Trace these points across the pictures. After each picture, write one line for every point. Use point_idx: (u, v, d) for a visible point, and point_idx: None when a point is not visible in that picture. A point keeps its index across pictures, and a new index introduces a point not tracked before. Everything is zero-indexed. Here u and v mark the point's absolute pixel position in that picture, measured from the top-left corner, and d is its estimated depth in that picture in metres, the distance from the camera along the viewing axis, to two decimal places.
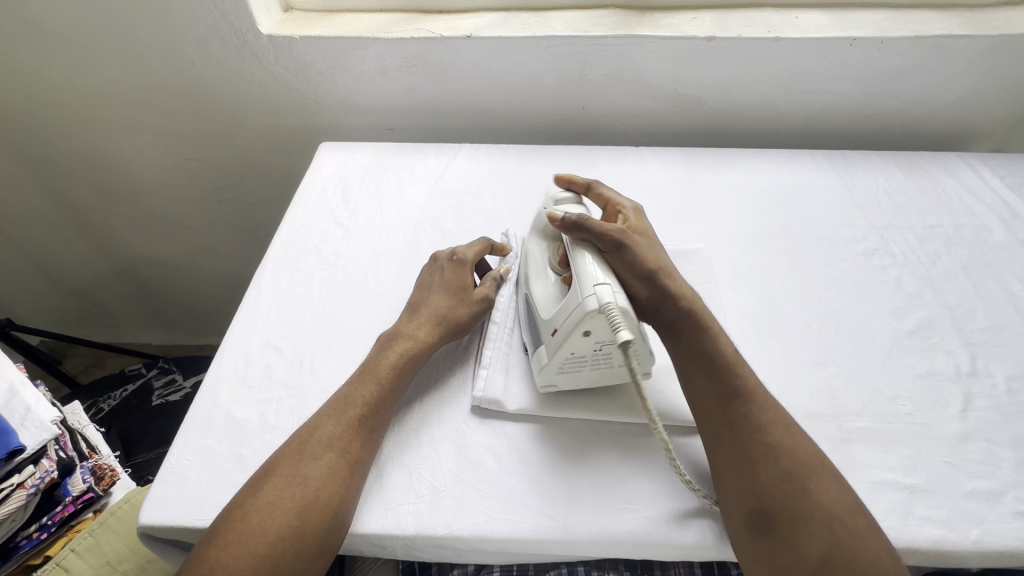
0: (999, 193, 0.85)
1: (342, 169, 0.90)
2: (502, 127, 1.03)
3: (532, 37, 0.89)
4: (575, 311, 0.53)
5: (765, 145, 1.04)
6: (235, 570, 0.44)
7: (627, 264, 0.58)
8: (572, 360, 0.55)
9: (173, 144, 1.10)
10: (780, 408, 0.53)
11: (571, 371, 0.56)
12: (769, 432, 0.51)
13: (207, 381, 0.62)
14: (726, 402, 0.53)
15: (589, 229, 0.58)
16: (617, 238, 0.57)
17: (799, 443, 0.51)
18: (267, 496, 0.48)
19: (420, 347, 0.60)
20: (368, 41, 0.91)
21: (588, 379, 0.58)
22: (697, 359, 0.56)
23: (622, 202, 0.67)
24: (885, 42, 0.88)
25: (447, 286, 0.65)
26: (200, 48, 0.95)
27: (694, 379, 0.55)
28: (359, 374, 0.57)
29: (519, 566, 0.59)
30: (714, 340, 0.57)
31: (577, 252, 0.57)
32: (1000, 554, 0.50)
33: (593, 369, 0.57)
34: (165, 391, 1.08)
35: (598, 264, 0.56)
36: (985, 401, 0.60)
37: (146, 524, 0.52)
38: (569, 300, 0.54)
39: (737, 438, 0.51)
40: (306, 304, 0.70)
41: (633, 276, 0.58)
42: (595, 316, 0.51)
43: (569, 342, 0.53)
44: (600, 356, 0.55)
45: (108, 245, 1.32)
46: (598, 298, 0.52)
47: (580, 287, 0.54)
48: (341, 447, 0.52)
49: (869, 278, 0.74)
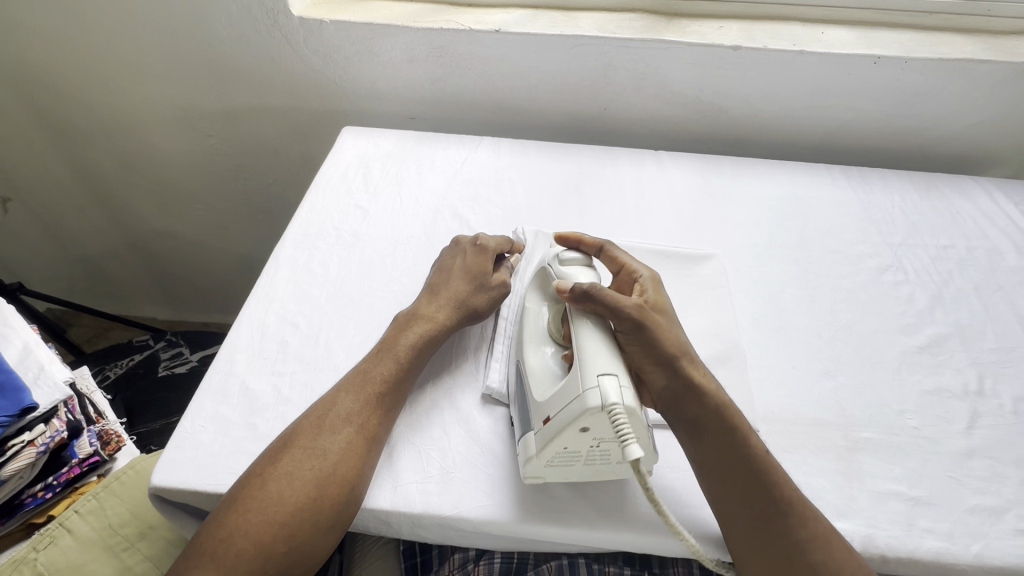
0: (1013, 218, 0.85)
1: (364, 154, 0.91)
2: (523, 124, 1.04)
3: (560, 36, 0.90)
4: (575, 403, 0.48)
5: (783, 157, 1.04)
6: (254, 537, 0.45)
7: (644, 346, 0.53)
8: (565, 454, 0.50)
9: (196, 121, 1.12)
10: (818, 517, 0.49)
11: (561, 465, 0.51)
12: (808, 552, 0.47)
13: (224, 349, 0.63)
14: (759, 516, 0.48)
15: (604, 303, 0.53)
16: (636, 316, 0.53)
17: (843, 561, 0.47)
18: (287, 467, 0.49)
19: (439, 329, 0.61)
20: (396, 29, 0.92)
21: (578, 474, 0.53)
22: (726, 469, 0.50)
23: (639, 270, 0.62)
24: (908, 62, 0.88)
25: (467, 271, 0.66)
26: (231, 27, 0.96)
27: (716, 482, 0.51)
28: (377, 349, 0.58)
29: (520, 555, 0.60)
30: (743, 443, 0.51)
31: (580, 322, 0.53)
32: (1000, 570, 0.50)
33: (587, 464, 0.51)
34: (171, 363, 1.08)
35: (605, 345, 0.51)
36: (991, 420, 0.61)
37: (156, 486, 0.52)
38: (569, 388, 0.49)
39: (773, 558, 0.47)
40: (324, 283, 0.70)
41: (651, 361, 0.53)
42: (596, 414, 0.46)
43: (563, 437, 0.49)
44: (596, 451, 0.50)
45: (123, 219, 1.33)
46: (602, 393, 0.47)
47: (584, 375, 0.48)
48: (360, 423, 0.52)
49: (881, 294, 0.74)
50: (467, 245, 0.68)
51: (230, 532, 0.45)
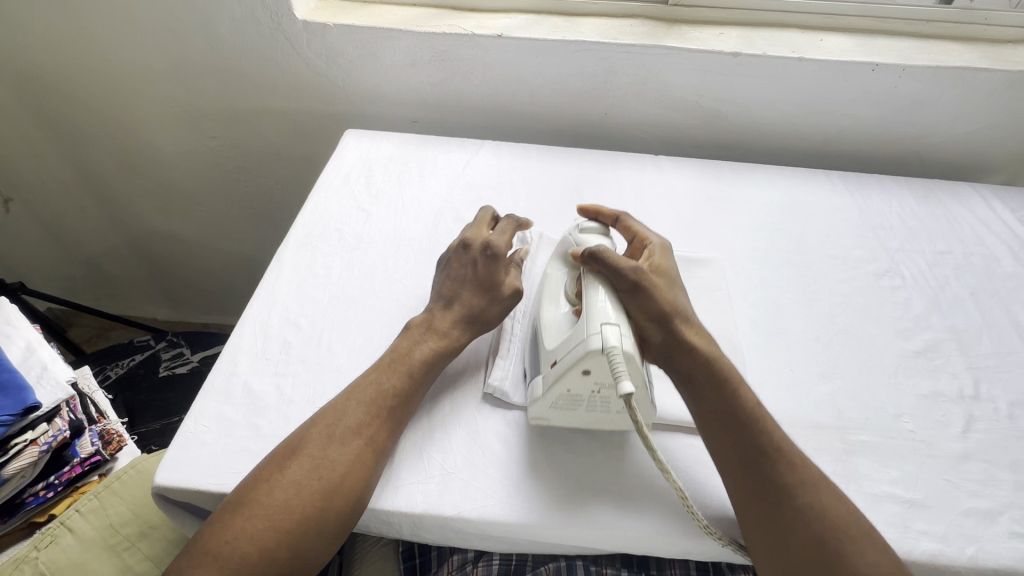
0: (1009, 225, 0.86)
1: (367, 157, 0.91)
2: (525, 128, 1.05)
3: (562, 41, 0.91)
4: (579, 346, 0.52)
5: (783, 162, 1.05)
6: (259, 542, 0.46)
7: (642, 305, 0.56)
8: (567, 396, 0.54)
9: (198, 123, 1.12)
10: (807, 464, 0.52)
11: (563, 408, 0.55)
12: (796, 494, 0.49)
13: (227, 350, 0.63)
14: (750, 459, 0.51)
15: (606, 264, 0.56)
16: (635, 277, 0.56)
17: (829, 502, 0.49)
18: (294, 476, 0.49)
19: (450, 346, 0.60)
20: (399, 34, 0.93)
21: (579, 421, 0.57)
22: (722, 419, 0.53)
23: (649, 237, 0.65)
24: (906, 70, 0.89)
25: (478, 280, 0.63)
26: (235, 30, 0.97)
27: (714, 432, 0.53)
28: (387, 358, 0.58)
29: (518, 558, 0.60)
30: (736, 394, 0.54)
31: (590, 285, 0.56)
32: (994, 572, 0.51)
33: (588, 410, 0.55)
34: (172, 363, 1.09)
35: (609, 299, 0.55)
36: (986, 424, 0.61)
37: (159, 485, 0.52)
38: (574, 335, 0.53)
39: (763, 499, 0.49)
40: (326, 284, 0.71)
41: (647, 320, 0.56)
42: (595, 355, 0.50)
43: (567, 378, 0.53)
44: (597, 398, 0.54)
45: (124, 219, 1.33)
46: (603, 337, 0.51)
47: (588, 322, 0.53)
48: (369, 435, 0.52)
49: (878, 298, 0.75)
50: (475, 245, 0.65)
51: (235, 536, 0.46)
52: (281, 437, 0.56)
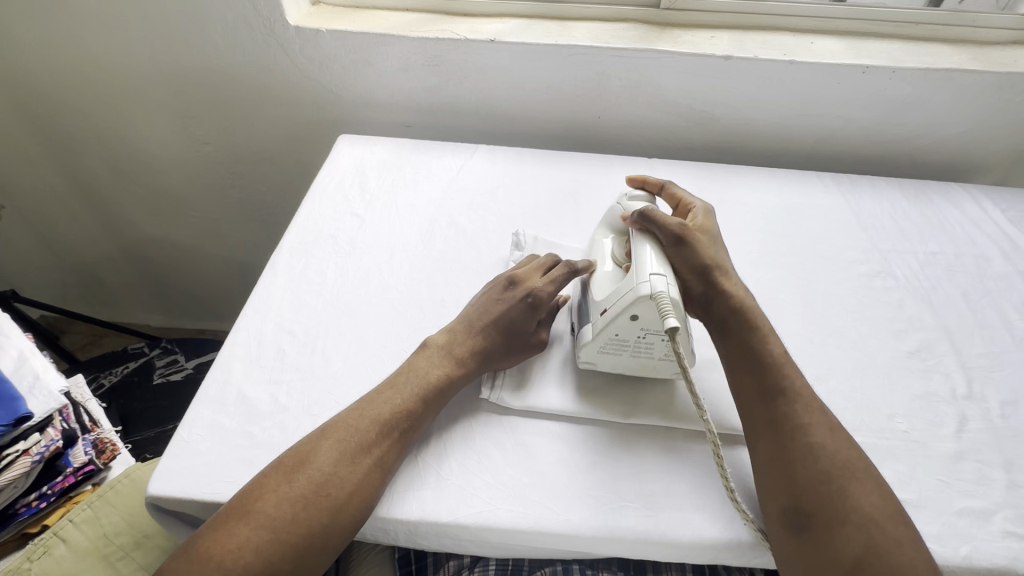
0: (999, 224, 0.87)
1: (360, 162, 0.91)
2: (518, 132, 1.05)
3: (555, 45, 0.91)
4: (628, 293, 0.57)
5: (775, 164, 1.06)
6: (262, 552, 0.45)
7: (685, 257, 0.63)
8: (615, 341, 0.59)
9: (192, 129, 1.12)
10: (824, 410, 0.54)
11: (611, 353, 0.60)
12: (810, 432, 0.52)
13: (220, 358, 0.63)
14: (769, 397, 0.54)
15: (652, 223, 0.63)
16: (679, 233, 0.63)
17: (839, 445, 0.51)
18: (303, 490, 0.48)
19: (463, 374, 0.59)
20: (393, 39, 0.93)
21: (625, 366, 0.61)
22: (750, 362, 0.57)
23: (694, 202, 0.71)
24: (896, 72, 0.90)
25: (505, 321, 0.62)
26: (227, 36, 0.97)
27: (740, 375, 0.57)
28: (403, 377, 0.58)
29: (514, 564, 0.60)
30: (764, 339, 0.58)
31: (639, 241, 0.62)
32: (988, 571, 0.51)
33: (633, 356, 0.60)
34: (166, 370, 1.08)
35: (656, 253, 0.61)
36: (979, 423, 0.62)
37: (153, 495, 0.52)
38: (625, 286, 0.58)
39: (777, 436, 0.52)
40: (320, 291, 0.71)
41: (689, 271, 0.62)
42: (645, 300, 0.55)
43: (615, 323, 0.57)
44: (642, 343, 0.58)
45: (118, 226, 1.33)
46: (652, 286, 0.55)
47: (638, 273, 0.58)
48: (379, 455, 0.52)
49: (871, 299, 0.75)
50: (524, 285, 0.65)
51: (239, 545, 0.45)
52: (276, 445, 0.56)
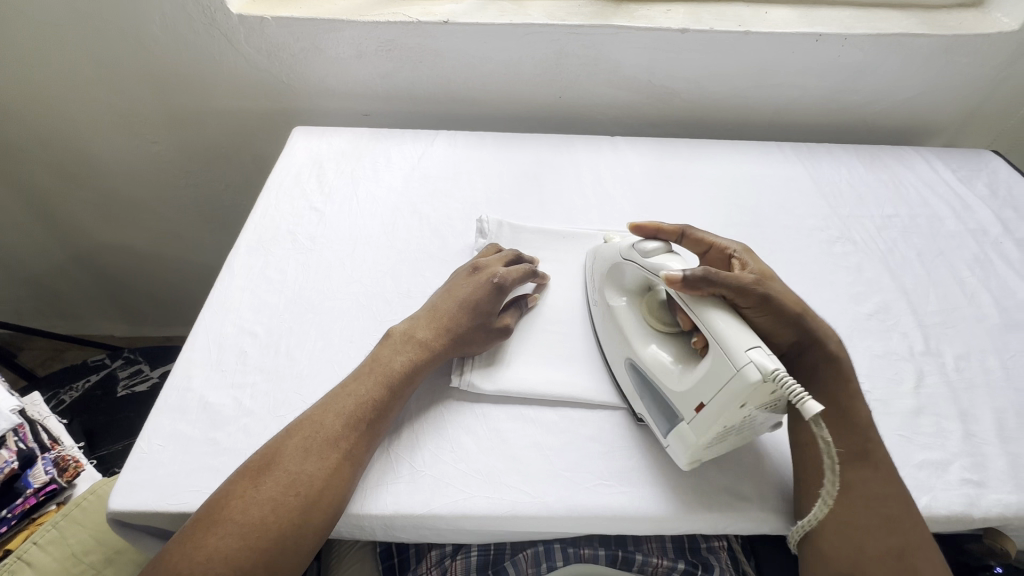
0: (950, 184, 0.90)
1: (317, 154, 0.88)
2: (479, 116, 1.03)
3: (510, 25, 0.89)
4: (732, 386, 0.46)
5: (736, 136, 1.06)
6: (233, 562, 0.44)
7: (771, 314, 0.54)
8: (722, 431, 0.49)
9: (137, 127, 1.06)
10: (899, 482, 0.52)
11: (715, 442, 0.51)
12: (884, 503, 0.50)
13: (178, 364, 0.61)
14: (845, 463, 0.52)
15: (721, 283, 0.51)
16: (760, 291, 0.52)
17: (912, 519, 0.49)
18: (270, 492, 0.47)
19: (429, 358, 0.59)
20: (342, 24, 0.90)
21: (730, 444, 0.53)
22: (830, 417, 0.54)
23: (728, 246, 0.61)
24: (848, 39, 0.91)
25: (471, 303, 0.62)
26: (166, 28, 0.92)
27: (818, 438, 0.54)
28: (366, 367, 0.57)
29: (496, 546, 0.60)
30: (853, 398, 0.54)
31: (710, 314, 0.49)
32: (947, 518, 0.53)
33: (735, 435, 0.51)
34: (131, 381, 1.04)
35: (735, 320, 0.49)
36: (935, 378, 0.64)
37: (115, 510, 0.50)
38: (716, 372, 0.47)
39: (848, 502, 0.50)
40: (281, 289, 0.69)
41: (780, 326, 0.54)
42: (759, 387, 0.44)
43: (725, 417, 0.47)
44: (747, 422, 0.49)
45: (68, 233, 1.26)
46: (758, 365, 0.45)
47: (729, 354, 0.46)
48: (347, 448, 0.51)
49: (832, 264, 0.77)
50: (485, 271, 0.66)
51: (209, 556, 0.44)
52: (242, 449, 0.54)
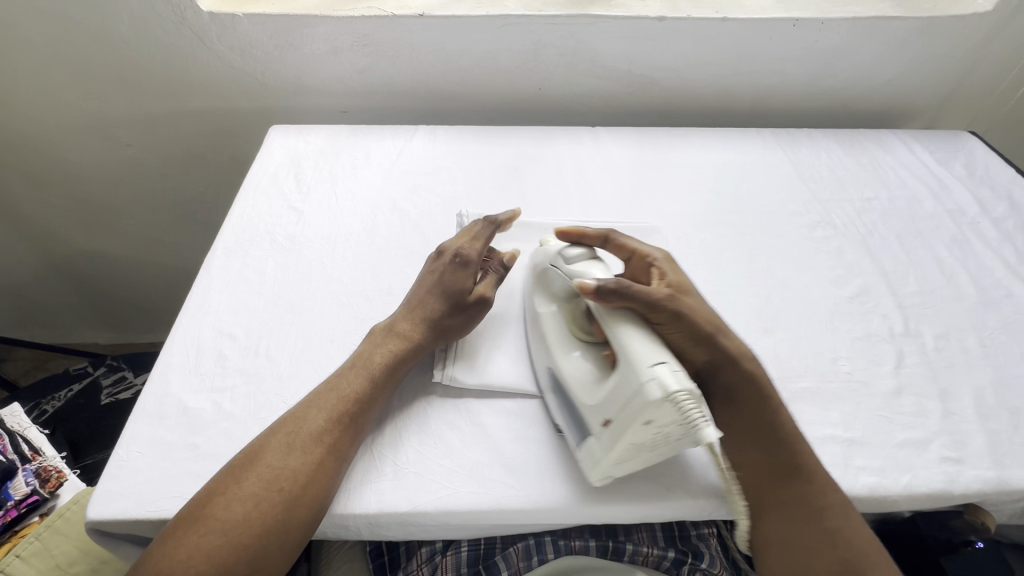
0: (928, 166, 0.90)
1: (294, 152, 0.87)
2: (459, 110, 1.02)
3: (486, 17, 0.89)
4: (633, 402, 0.45)
5: (717, 124, 1.06)
6: (214, 559, 0.43)
7: (683, 331, 0.53)
8: (632, 448, 0.48)
9: (111, 129, 1.04)
10: (836, 487, 0.52)
11: (628, 459, 0.50)
12: (825, 516, 0.50)
13: (156, 369, 0.60)
14: (779, 478, 0.52)
15: (631, 297, 0.50)
16: (671, 308, 0.51)
17: (855, 526, 0.50)
18: (252, 488, 0.47)
19: (411, 350, 0.58)
20: (316, 20, 0.89)
21: (647, 462, 0.52)
22: (752, 430, 0.53)
23: (650, 253, 0.60)
24: (825, 23, 0.91)
25: (444, 285, 0.62)
26: (135, 27, 0.90)
27: (746, 452, 0.53)
28: (348, 363, 0.56)
29: (487, 541, 0.60)
30: (775, 410, 0.54)
31: (619, 328, 0.49)
32: (927, 496, 0.54)
33: (652, 452, 0.50)
34: (114, 389, 1.03)
35: (644, 335, 0.48)
36: (915, 358, 0.65)
37: (94, 519, 0.49)
38: (622, 388, 0.46)
39: (788, 518, 0.50)
40: (260, 290, 0.68)
41: (693, 343, 0.53)
42: (660, 407, 0.43)
43: (630, 435, 0.46)
44: (660, 440, 0.48)
45: (45, 240, 1.24)
46: (660, 384, 0.44)
47: (634, 369, 0.45)
48: (330, 442, 0.50)
49: (813, 248, 0.77)
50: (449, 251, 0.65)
51: (190, 554, 0.43)
52: (222, 453, 0.54)
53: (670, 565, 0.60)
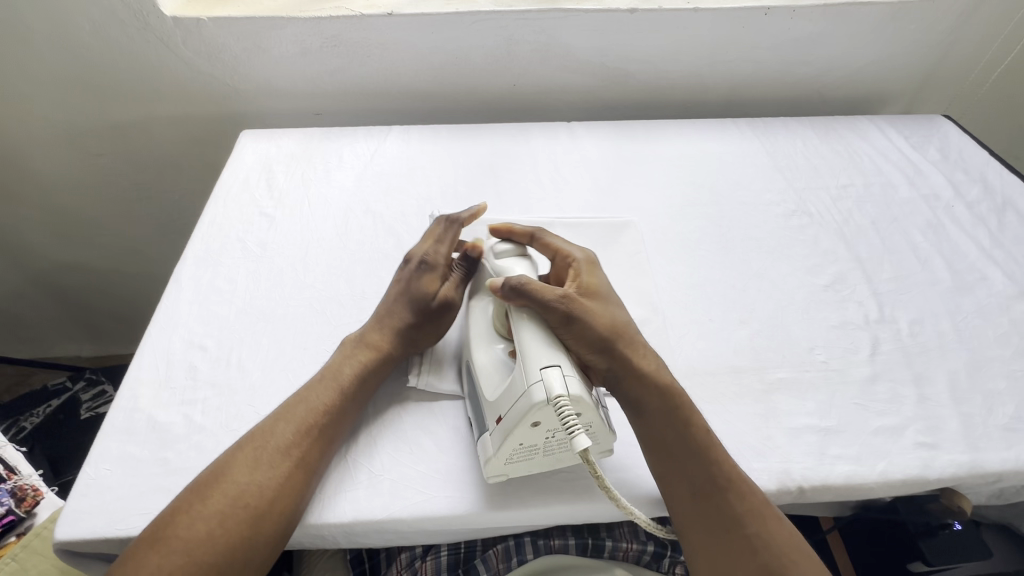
0: (904, 151, 0.91)
1: (266, 157, 0.86)
2: (434, 109, 1.01)
3: (456, 13, 0.88)
4: (522, 399, 0.47)
5: (694, 115, 1.06)
6: None
7: (579, 337, 0.51)
8: (521, 449, 0.50)
9: (80, 138, 1.02)
10: (755, 489, 0.50)
11: (520, 460, 0.51)
12: (746, 522, 0.47)
13: (125, 384, 0.59)
14: (698, 487, 0.49)
15: (528, 296, 0.51)
16: (565, 310, 0.51)
17: (777, 528, 0.48)
18: (215, 506, 0.46)
19: (380, 361, 0.57)
20: (283, 21, 0.87)
21: (539, 467, 0.52)
22: (660, 440, 0.51)
23: (571, 253, 0.59)
24: (796, 11, 0.91)
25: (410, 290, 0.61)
26: (98, 34, 0.88)
27: (660, 461, 0.51)
28: (319, 375, 0.55)
29: (467, 544, 0.60)
30: (687, 418, 0.51)
31: (520, 324, 0.51)
32: (902, 482, 0.54)
33: (546, 455, 0.51)
34: (94, 403, 1.02)
35: (543, 338, 0.50)
36: (890, 345, 0.65)
37: (63, 540, 0.49)
38: (515, 385, 0.49)
39: (710, 528, 0.48)
40: (231, 300, 0.67)
41: (589, 350, 0.51)
42: (541, 407, 0.46)
43: (516, 434, 0.48)
44: (552, 442, 0.50)
45: (20, 254, 1.21)
46: (545, 386, 0.47)
47: (527, 370, 0.48)
48: (299, 456, 0.50)
49: (789, 238, 0.77)
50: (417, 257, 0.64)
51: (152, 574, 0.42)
52: (193, 468, 0.53)
53: (650, 558, 0.60)
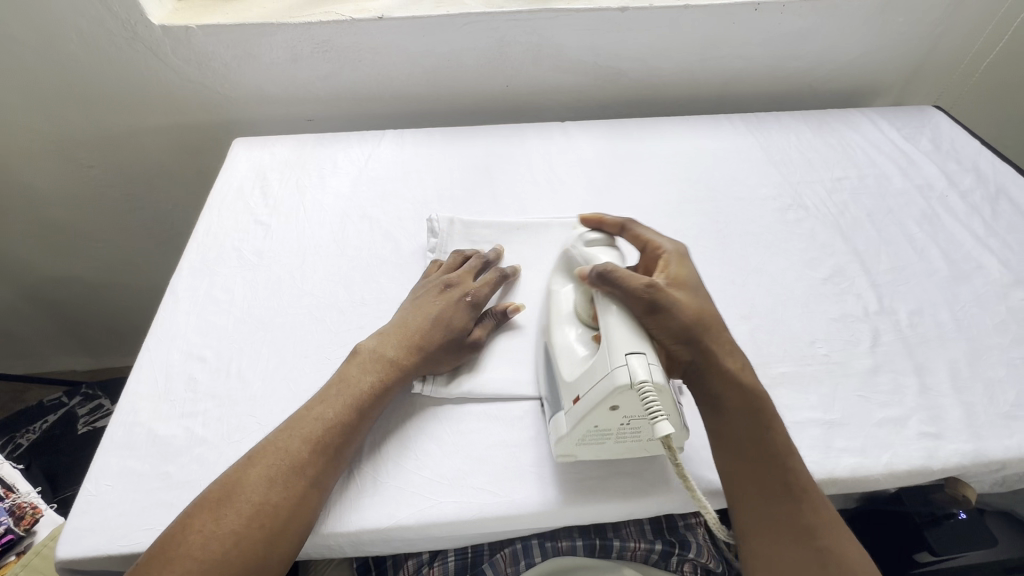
0: (897, 143, 0.91)
1: (259, 164, 0.85)
2: (426, 112, 1.01)
3: (447, 15, 0.87)
4: (603, 382, 0.47)
5: (687, 111, 1.06)
6: None
7: (666, 327, 0.51)
8: (596, 431, 0.50)
9: (70, 150, 1.01)
10: (826, 503, 0.49)
11: (593, 442, 0.51)
12: (817, 534, 0.46)
13: (124, 398, 0.58)
14: (771, 493, 0.48)
15: (615, 284, 0.51)
16: (651, 299, 0.50)
17: (848, 544, 0.46)
18: (230, 526, 0.45)
19: (396, 377, 0.56)
20: (272, 28, 0.87)
21: (611, 451, 0.53)
22: (733, 437, 0.51)
23: (662, 245, 0.58)
24: (786, 6, 0.91)
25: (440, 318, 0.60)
26: (86, 45, 0.87)
27: (733, 458, 0.50)
28: (334, 388, 0.55)
29: (473, 548, 0.59)
30: (767, 425, 0.51)
31: (604, 311, 0.51)
32: (907, 472, 0.54)
33: (618, 441, 0.51)
34: (91, 417, 1.01)
35: (627, 325, 0.49)
36: (890, 336, 0.65)
37: (64, 558, 0.48)
38: (596, 367, 0.48)
39: (778, 535, 0.47)
40: (229, 310, 0.66)
41: (673, 340, 0.51)
42: (624, 391, 0.45)
43: (593, 415, 0.48)
44: (627, 429, 0.50)
45: (12, 269, 1.20)
46: (630, 371, 0.45)
47: (611, 353, 0.47)
48: (312, 475, 0.49)
49: (786, 232, 0.77)
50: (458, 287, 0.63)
51: None
52: (196, 481, 0.52)
53: (659, 557, 0.60)
